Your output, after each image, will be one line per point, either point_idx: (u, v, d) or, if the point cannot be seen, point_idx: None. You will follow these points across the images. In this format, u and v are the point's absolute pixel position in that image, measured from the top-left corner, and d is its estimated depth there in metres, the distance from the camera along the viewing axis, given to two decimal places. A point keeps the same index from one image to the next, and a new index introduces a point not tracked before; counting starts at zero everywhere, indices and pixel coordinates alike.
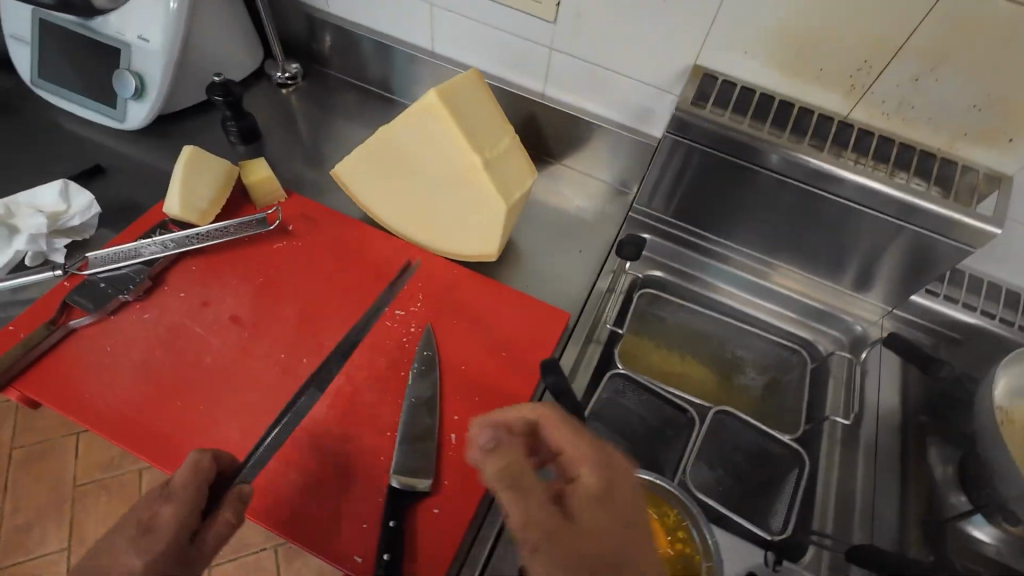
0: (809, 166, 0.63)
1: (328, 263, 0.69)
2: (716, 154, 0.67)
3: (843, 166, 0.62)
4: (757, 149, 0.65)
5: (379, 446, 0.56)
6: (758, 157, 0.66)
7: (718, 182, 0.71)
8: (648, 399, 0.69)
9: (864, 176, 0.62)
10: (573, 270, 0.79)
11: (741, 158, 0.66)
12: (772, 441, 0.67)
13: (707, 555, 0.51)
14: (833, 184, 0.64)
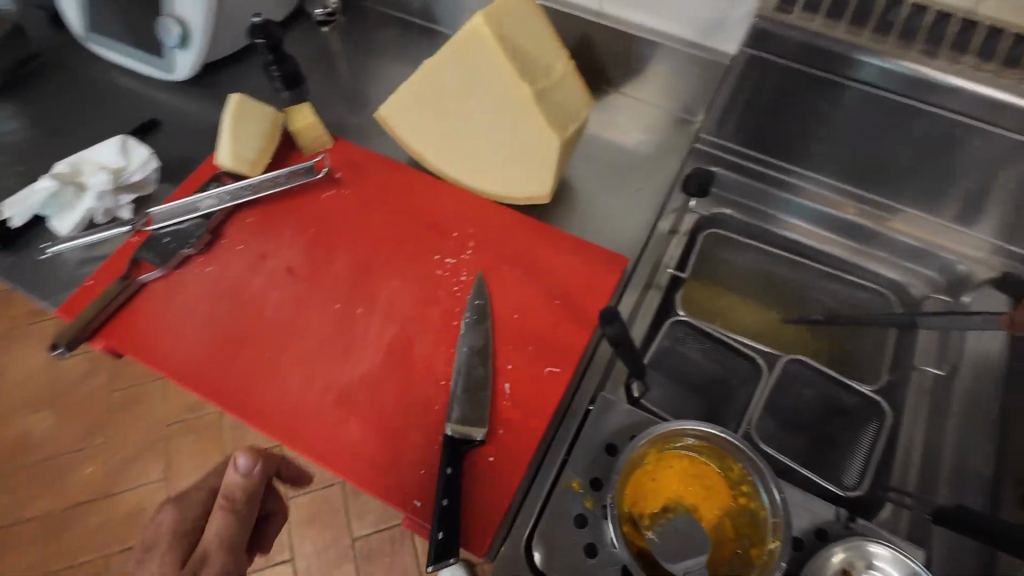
0: (912, 75, 0.53)
1: (378, 212, 0.68)
2: (796, 66, 0.59)
3: (957, 73, 0.51)
4: (846, 57, 0.55)
5: (433, 396, 0.57)
6: (847, 66, 0.56)
7: (799, 101, 0.62)
8: (710, 347, 0.67)
9: (986, 84, 0.51)
10: (631, 210, 0.74)
11: (825, 68, 0.57)
12: (846, 392, 0.64)
13: (773, 512, 0.48)
14: (943, 96, 0.53)
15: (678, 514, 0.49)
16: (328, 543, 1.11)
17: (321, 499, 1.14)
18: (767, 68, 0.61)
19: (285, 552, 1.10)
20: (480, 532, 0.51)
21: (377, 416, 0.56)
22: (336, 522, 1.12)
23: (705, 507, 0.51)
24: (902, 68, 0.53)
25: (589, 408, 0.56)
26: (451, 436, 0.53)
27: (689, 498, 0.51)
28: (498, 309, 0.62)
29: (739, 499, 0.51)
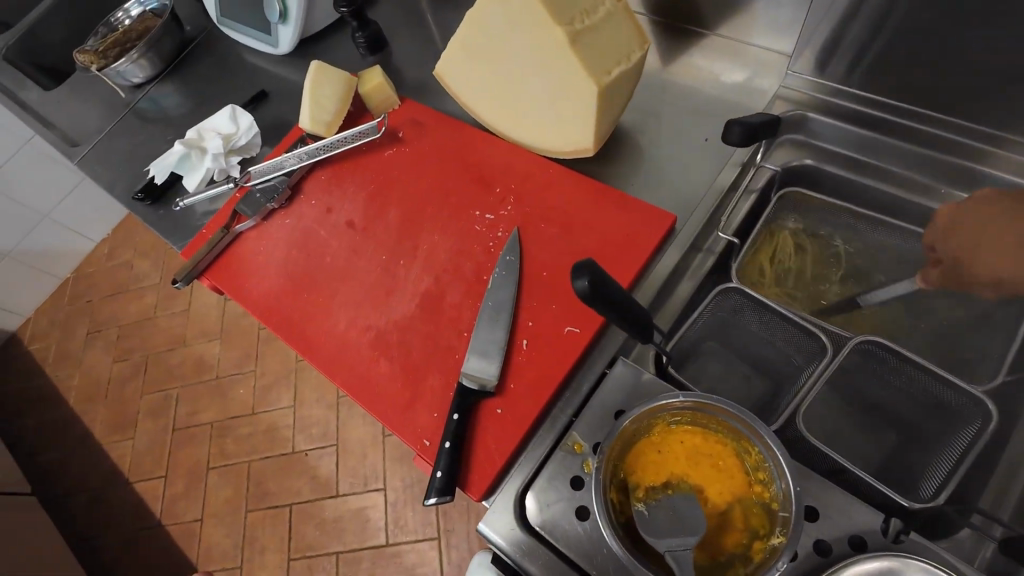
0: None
1: (430, 169, 0.71)
2: None
3: None
4: None
5: (456, 345, 0.59)
6: None
7: (921, 21, 0.51)
8: (773, 322, 0.58)
9: None
10: (695, 166, 0.67)
11: None
12: (942, 386, 0.52)
13: (785, 505, 0.43)
14: None
15: (676, 492, 0.46)
16: (415, 480, 1.22)
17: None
18: None
19: (378, 482, 1.23)
20: (482, 478, 0.53)
21: (405, 359, 0.60)
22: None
23: (712, 492, 0.46)
24: None
25: (605, 370, 0.55)
26: (464, 385, 0.55)
27: (696, 479, 0.46)
28: (528, 265, 0.62)
29: (754, 487, 0.46)
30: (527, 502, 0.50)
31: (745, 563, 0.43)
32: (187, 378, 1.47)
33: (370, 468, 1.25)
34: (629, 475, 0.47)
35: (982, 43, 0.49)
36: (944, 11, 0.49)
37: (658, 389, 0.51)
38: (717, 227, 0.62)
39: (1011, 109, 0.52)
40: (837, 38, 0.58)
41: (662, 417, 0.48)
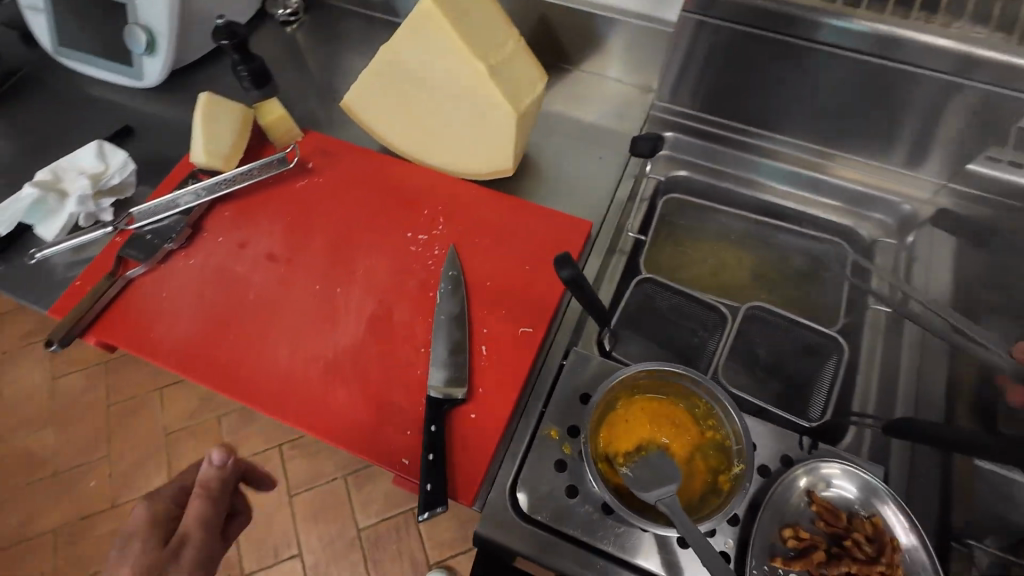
0: (876, 33, 0.58)
1: (350, 196, 0.70)
2: (739, 27, 0.64)
3: (898, 25, 0.57)
4: (787, 15, 0.60)
5: (415, 361, 0.60)
6: (784, 24, 0.61)
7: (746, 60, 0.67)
8: (680, 302, 0.69)
9: (919, 32, 0.57)
10: (595, 177, 0.77)
11: (762, 26, 0.63)
12: (808, 331, 0.67)
13: (737, 439, 0.52)
14: (897, 48, 0.58)
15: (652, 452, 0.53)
16: (334, 536, 1.13)
17: (325, 494, 1.17)
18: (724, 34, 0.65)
19: (292, 548, 1.12)
20: (469, 484, 0.54)
21: (363, 384, 0.59)
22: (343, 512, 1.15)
23: (677, 445, 0.54)
24: (853, 24, 0.58)
25: (562, 361, 0.61)
26: (434, 397, 0.56)
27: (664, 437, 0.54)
28: (471, 278, 0.65)
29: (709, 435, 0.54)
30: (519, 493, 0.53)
31: (716, 496, 0.51)
32: (9, 483, 1.18)
33: (279, 535, 1.13)
34: (609, 448, 0.53)
35: (785, 77, 0.67)
36: (765, 53, 0.65)
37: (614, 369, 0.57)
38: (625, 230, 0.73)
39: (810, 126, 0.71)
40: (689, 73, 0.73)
41: (625, 391, 0.55)
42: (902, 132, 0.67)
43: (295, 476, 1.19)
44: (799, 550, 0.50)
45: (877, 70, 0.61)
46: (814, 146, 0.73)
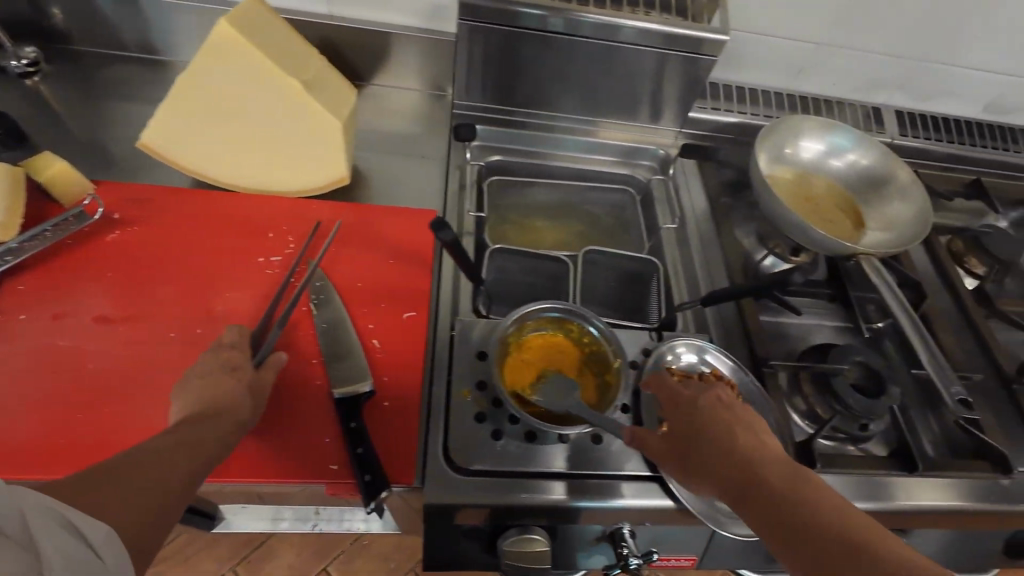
0: (589, 21, 0.76)
1: (178, 235, 0.65)
2: (500, 29, 0.77)
3: (614, 17, 0.76)
4: (535, 15, 0.75)
5: (310, 373, 0.59)
6: (536, 22, 0.76)
7: (519, 54, 0.81)
8: (531, 263, 0.79)
9: (631, 20, 0.77)
10: (422, 178, 0.85)
11: (520, 27, 0.77)
12: (629, 261, 0.80)
13: (608, 342, 0.63)
14: (612, 33, 0.77)
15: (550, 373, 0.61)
16: None
17: None
18: (497, 39, 0.78)
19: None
20: (403, 464, 0.56)
21: (261, 411, 0.56)
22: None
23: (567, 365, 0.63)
24: (580, 17, 0.76)
25: (451, 331, 0.64)
26: (338, 397, 0.56)
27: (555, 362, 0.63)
28: (341, 284, 0.65)
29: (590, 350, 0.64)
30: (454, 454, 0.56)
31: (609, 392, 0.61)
32: None
33: None
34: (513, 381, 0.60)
35: (546, 65, 0.82)
36: (531, 48, 0.80)
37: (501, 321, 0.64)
38: (466, 211, 0.80)
39: (580, 102, 0.88)
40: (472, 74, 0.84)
41: (518, 333, 0.63)
42: (641, 94, 0.86)
43: None
44: None
45: (609, 51, 0.80)
46: (587, 116, 0.89)
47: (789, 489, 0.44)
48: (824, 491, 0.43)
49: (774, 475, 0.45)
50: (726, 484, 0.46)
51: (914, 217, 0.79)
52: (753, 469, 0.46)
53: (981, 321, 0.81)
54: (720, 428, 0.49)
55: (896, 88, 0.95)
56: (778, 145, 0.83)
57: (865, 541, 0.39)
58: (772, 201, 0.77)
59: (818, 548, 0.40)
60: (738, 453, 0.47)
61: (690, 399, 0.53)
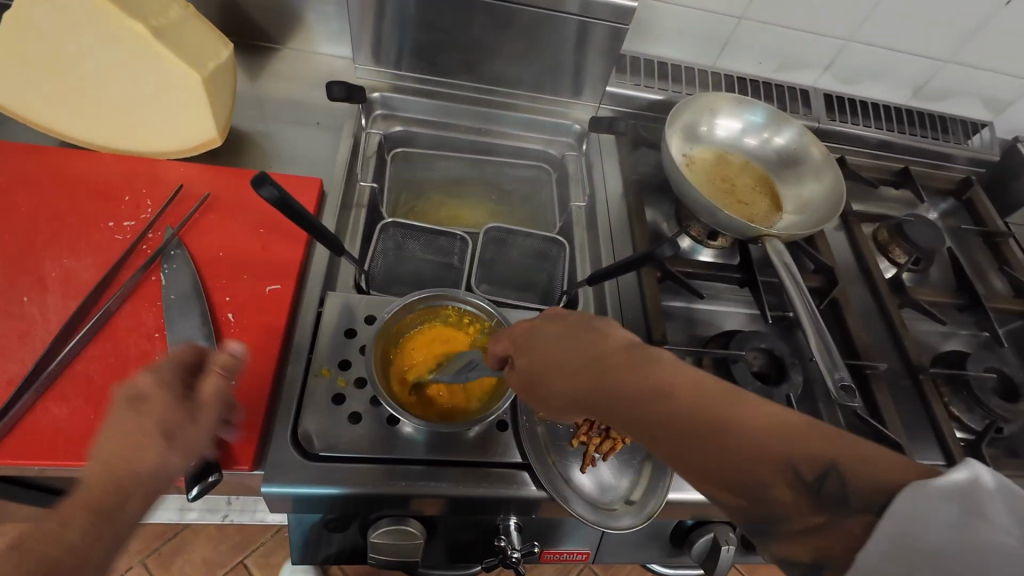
0: None
1: (18, 197, 0.60)
2: None
3: None
4: None
5: (150, 348, 0.54)
6: None
7: (424, 17, 0.73)
8: (427, 240, 0.73)
9: None
10: (317, 143, 0.77)
11: None
12: (534, 238, 0.76)
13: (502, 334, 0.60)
14: None
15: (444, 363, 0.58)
16: None
17: None
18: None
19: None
20: (245, 448, 0.52)
21: (87, 388, 0.51)
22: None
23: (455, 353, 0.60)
24: None
25: (319, 308, 0.61)
26: (179, 374, 0.52)
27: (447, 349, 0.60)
28: (201, 253, 0.60)
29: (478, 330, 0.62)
30: (303, 436, 0.53)
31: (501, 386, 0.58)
32: None
33: None
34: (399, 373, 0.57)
35: (455, 31, 0.75)
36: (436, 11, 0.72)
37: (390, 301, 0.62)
38: (357, 179, 0.74)
39: (494, 74, 0.81)
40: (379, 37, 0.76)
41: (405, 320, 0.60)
42: (558, 58, 0.79)
43: None
44: None
45: (521, 15, 0.73)
46: (504, 88, 0.83)
47: (640, 394, 0.38)
48: (668, 377, 0.37)
49: (621, 379, 0.39)
50: (639, 422, 0.38)
51: (827, 196, 0.77)
52: (580, 371, 0.42)
53: (893, 309, 0.79)
54: (557, 353, 0.44)
55: (824, 68, 0.93)
56: (694, 122, 0.80)
57: (715, 414, 0.35)
58: (681, 179, 0.73)
59: (688, 446, 0.35)
60: (587, 365, 0.42)
61: (526, 331, 0.47)
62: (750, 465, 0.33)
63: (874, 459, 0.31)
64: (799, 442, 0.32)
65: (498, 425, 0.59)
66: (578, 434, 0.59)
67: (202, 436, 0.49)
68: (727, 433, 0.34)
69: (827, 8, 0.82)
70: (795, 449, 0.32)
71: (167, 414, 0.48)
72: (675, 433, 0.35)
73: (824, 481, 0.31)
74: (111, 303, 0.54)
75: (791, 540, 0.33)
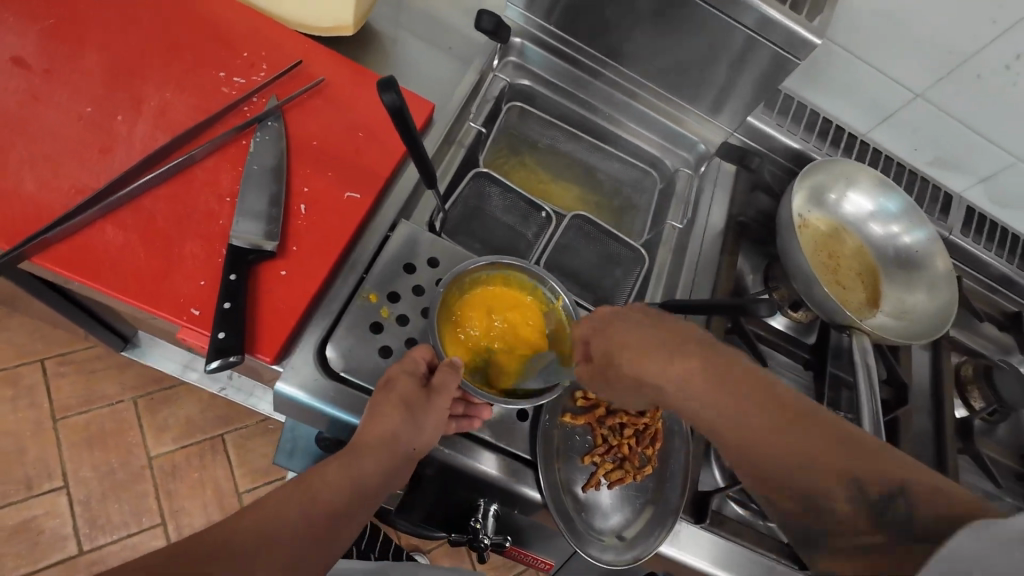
0: None
1: (144, 14, 0.59)
2: None
3: None
4: None
5: (217, 211, 0.52)
6: None
7: None
8: (512, 202, 0.71)
9: None
10: (440, 67, 0.74)
11: None
12: (616, 242, 0.73)
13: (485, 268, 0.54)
14: None
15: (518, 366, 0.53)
16: (114, 466, 1.06)
17: (104, 417, 1.08)
18: None
19: (56, 480, 1.02)
20: (271, 340, 0.50)
21: (147, 225, 0.50)
22: (123, 442, 1.07)
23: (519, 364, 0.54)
24: None
25: (389, 233, 0.59)
26: (236, 246, 0.50)
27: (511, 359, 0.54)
28: (295, 134, 0.58)
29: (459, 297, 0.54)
30: (328, 352, 0.51)
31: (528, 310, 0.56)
32: None
33: (41, 465, 1.03)
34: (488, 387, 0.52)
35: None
36: None
37: (461, 256, 0.58)
38: (467, 119, 0.71)
39: (633, 55, 0.75)
40: None
41: (459, 286, 0.53)
42: (707, 73, 0.73)
43: (61, 397, 1.08)
44: (584, 408, 0.57)
45: (685, 3, 0.65)
46: (639, 76, 0.78)
47: (716, 393, 0.36)
48: (737, 383, 0.36)
49: (695, 361, 0.38)
50: (743, 420, 0.35)
51: (932, 313, 0.70)
52: (666, 351, 0.39)
53: (951, 453, 0.72)
54: (629, 330, 0.42)
55: (980, 179, 0.85)
56: (824, 186, 0.75)
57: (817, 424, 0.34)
58: (790, 239, 0.67)
59: (772, 444, 0.34)
60: (671, 341, 0.40)
61: (613, 313, 0.44)
62: (817, 471, 0.33)
63: (948, 492, 0.31)
64: (876, 461, 0.32)
65: (517, 411, 0.55)
66: (593, 453, 0.56)
67: (440, 420, 0.50)
68: (802, 431, 0.33)
69: (1018, 119, 0.74)
70: (866, 466, 0.32)
71: (409, 389, 0.47)
72: (746, 432, 0.35)
73: (890, 505, 0.31)
74: (197, 152, 0.53)
75: (837, 555, 0.33)
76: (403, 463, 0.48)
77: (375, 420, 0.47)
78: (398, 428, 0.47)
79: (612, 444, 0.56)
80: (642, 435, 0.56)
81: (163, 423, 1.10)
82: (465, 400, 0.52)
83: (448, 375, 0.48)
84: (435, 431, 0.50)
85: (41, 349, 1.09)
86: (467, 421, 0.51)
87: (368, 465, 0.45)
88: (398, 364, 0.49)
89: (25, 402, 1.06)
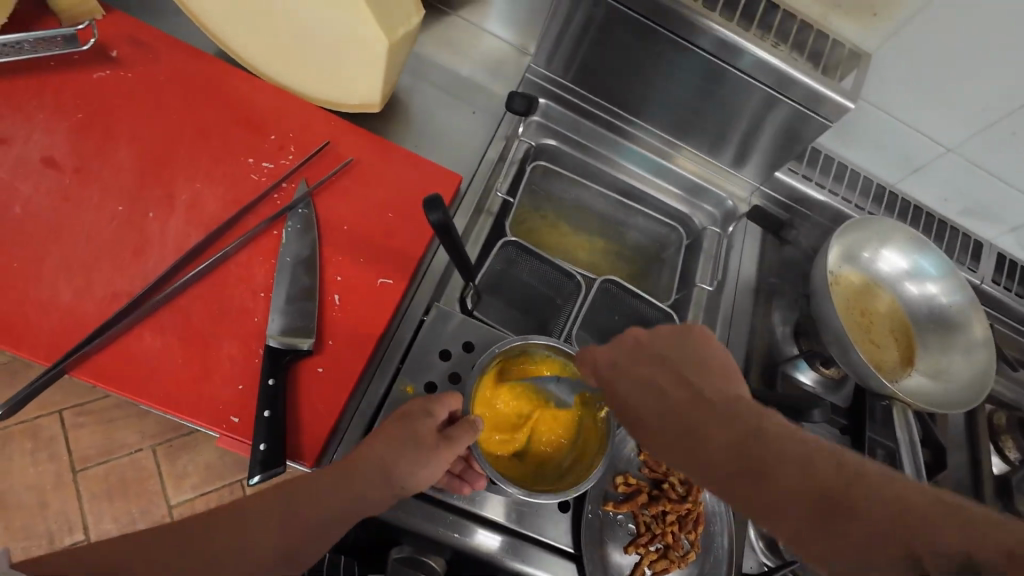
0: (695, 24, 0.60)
1: (171, 100, 0.58)
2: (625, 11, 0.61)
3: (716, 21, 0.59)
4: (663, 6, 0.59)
5: (252, 307, 0.52)
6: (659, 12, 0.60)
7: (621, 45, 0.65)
8: (540, 268, 0.70)
9: (736, 33, 0.60)
10: (464, 131, 0.74)
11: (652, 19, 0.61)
12: (648, 305, 0.72)
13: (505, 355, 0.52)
14: (700, 38, 0.61)
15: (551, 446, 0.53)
16: (135, 516, 1.05)
17: (124, 467, 1.08)
18: (606, 17, 0.62)
19: (77, 533, 1.02)
20: (312, 444, 0.49)
21: (183, 327, 0.49)
22: (143, 492, 1.07)
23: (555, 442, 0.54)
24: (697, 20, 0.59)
25: (423, 317, 0.58)
26: (273, 347, 0.49)
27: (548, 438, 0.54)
28: (326, 219, 0.57)
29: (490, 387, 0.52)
30: None
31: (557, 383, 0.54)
32: None
33: (62, 518, 1.02)
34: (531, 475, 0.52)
35: (634, 62, 0.67)
36: (626, 42, 0.65)
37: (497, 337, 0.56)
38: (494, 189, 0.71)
39: (660, 113, 0.74)
40: (563, 46, 0.69)
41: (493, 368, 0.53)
42: (734, 132, 0.72)
43: (80, 448, 1.07)
44: (625, 494, 0.56)
45: (718, 70, 0.64)
46: (664, 133, 0.77)
47: (731, 445, 0.32)
48: (750, 436, 0.32)
49: (704, 412, 0.34)
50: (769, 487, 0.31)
51: (971, 377, 0.69)
52: (669, 393, 0.36)
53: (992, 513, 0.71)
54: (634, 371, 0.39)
55: (1010, 227, 0.83)
56: (856, 244, 0.73)
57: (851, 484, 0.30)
58: (825, 303, 0.66)
59: (805, 513, 0.30)
60: (677, 384, 0.36)
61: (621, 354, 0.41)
62: (856, 533, 0.28)
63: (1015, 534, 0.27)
64: (924, 521, 0.28)
65: (558, 504, 0.55)
66: (637, 543, 0.54)
67: (439, 471, 0.44)
68: (833, 497, 0.29)
69: None
70: (920, 523, 0.28)
71: (423, 426, 0.44)
72: (770, 493, 0.30)
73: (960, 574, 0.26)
74: (230, 248, 0.52)
75: None
76: (388, 498, 0.41)
77: (375, 444, 0.43)
78: (399, 457, 0.42)
79: (656, 532, 0.55)
80: (685, 520, 0.56)
81: (183, 472, 1.10)
82: (465, 461, 0.52)
83: (463, 432, 0.45)
84: (430, 482, 0.44)
85: (58, 400, 1.09)
86: (458, 483, 0.51)
87: (360, 485, 0.40)
88: (418, 402, 0.47)
89: (46, 454, 1.06)
